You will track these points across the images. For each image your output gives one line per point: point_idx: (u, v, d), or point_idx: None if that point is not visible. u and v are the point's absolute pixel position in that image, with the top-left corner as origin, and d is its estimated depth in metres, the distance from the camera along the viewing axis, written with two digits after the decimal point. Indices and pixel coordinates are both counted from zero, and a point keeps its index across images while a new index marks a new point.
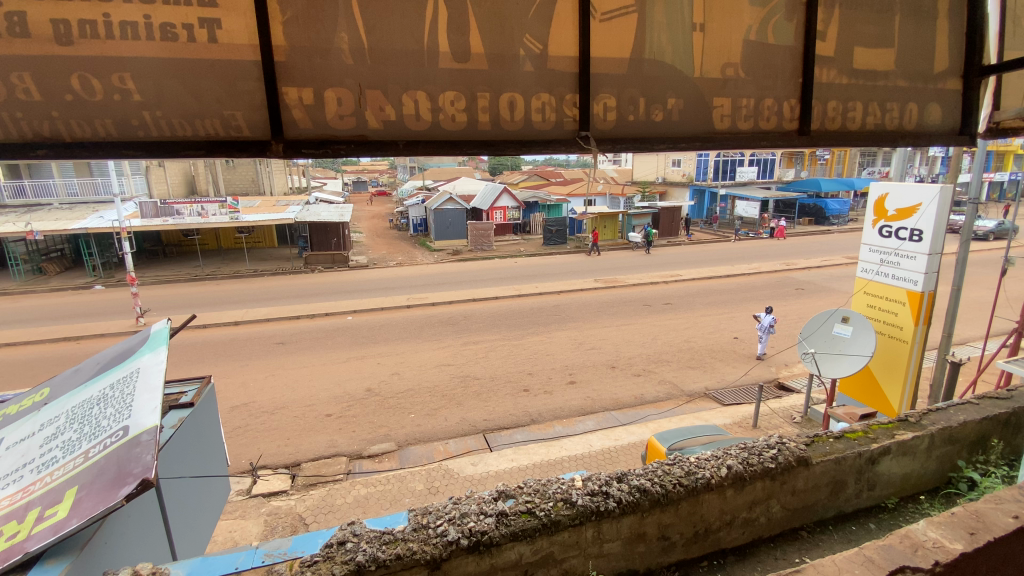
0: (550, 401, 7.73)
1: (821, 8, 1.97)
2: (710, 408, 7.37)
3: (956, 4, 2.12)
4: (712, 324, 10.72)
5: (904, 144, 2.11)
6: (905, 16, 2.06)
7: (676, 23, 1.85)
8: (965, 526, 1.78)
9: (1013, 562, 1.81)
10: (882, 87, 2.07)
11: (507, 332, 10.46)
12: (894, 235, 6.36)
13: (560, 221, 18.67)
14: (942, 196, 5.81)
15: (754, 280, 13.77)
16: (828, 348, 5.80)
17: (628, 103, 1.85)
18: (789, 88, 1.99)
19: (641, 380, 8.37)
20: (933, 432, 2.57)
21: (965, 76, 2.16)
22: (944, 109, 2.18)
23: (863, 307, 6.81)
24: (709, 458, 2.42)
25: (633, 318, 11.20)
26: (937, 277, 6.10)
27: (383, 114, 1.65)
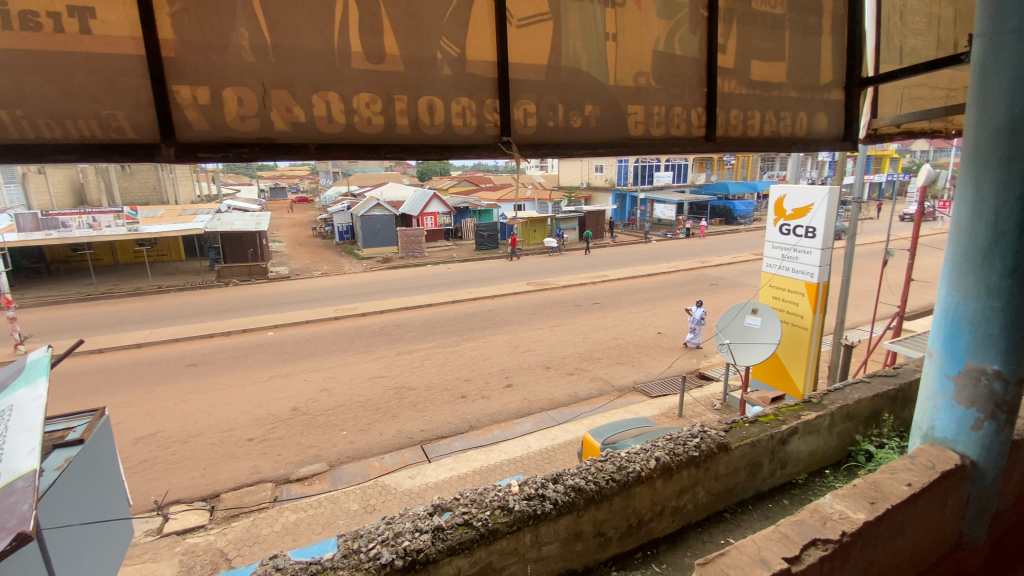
0: (487, 406, 7.70)
1: (720, 22, 2.11)
2: (640, 401, 7.70)
3: (838, 22, 2.35)
4: (639, 321, 11.21)
5: (795, 150, 2.32)
6: (794, 32, 2.26)
7: (591, 32, 1.90)
8: (866, 496, 1.95)
9: (910, 526, 2.00)
10: (776, 97, 2.26)
11: (442, 339, 10.30)
12: (792, 232, 6.99)
13: (491, 226, 18.76)
14: (830, 197, 6.46)
15: (675, 277, 14.62)
16: (740, 338, 6.25)
17: (548, 109, 1.87)
18: (696, 96, 2.11)
19: (574, 378, 8.57)
20: (833, 410, 2.82)
21: (847, 87, 2.41)
22: (830, 117, 2.40)
23: (769, 299, 7.41)
24: (639, 451, 2.51)
25: (565, 319, 11.45)
26: (829, 269, 6.80)
27: (291, 116, 1.54)
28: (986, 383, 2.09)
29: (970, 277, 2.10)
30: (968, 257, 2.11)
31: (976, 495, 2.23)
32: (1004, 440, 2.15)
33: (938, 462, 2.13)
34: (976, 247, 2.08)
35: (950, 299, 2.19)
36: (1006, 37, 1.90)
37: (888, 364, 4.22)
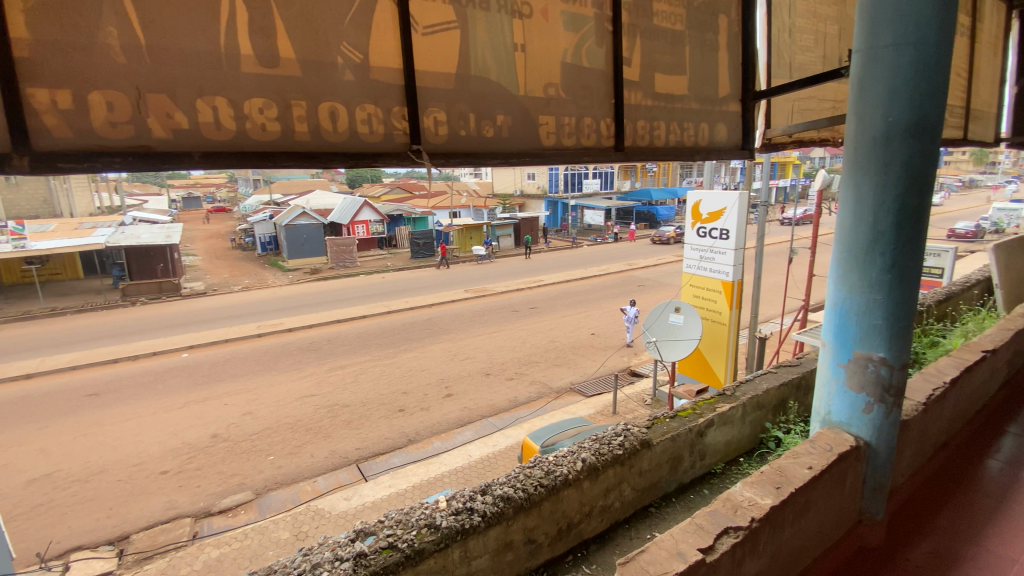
0: (426, 418, 7.54)
1: (624, 37, 2.19)
2: (577, 401, 7.85)
3: (734, 39, 2.52)
4: (574, 323, 11.47)
5: (699, 159, 2.45)
6: (693, 48, 2.39)
7: (498, 42, 1.90)
8: (772, 481, 2.03)
9: (815, 508, 2.07)
10: (679, 109, 2.39)
11: (376, 352, 9.99)
12: (708, 235, 7.44)
13: (426, 234, 18.51)
14: (740, 201, 6.98)
15: (606, 280, 15.13)
16: (666, 335, 6.55)
17: (458, 117, 1.85)
18: (604, 107, 2.18)
19: (514, 383, 8.60)
20: (744, 401, 3.00)
21: (743, 100, 2.59)
22: (728, 128, 2.57)
23: (690, 297, 7.83)
24: (566, 454, 2.54)
25: (502, 325, 11.48)
26: (741, 268, 7.30)
27: (172, 122, 1.42)
28: (874, 369, 2.18)
29: (854, 274, 2.15)
30: (851, 253, 2.16)
31: (871, 474, 2.31)
32: (893, 421, 2.25)
33: (835, 445, 2.20)
34: (858, 244, 2.13)
35: (838, 293, 2.24)
36: (880, 52, 1.95)
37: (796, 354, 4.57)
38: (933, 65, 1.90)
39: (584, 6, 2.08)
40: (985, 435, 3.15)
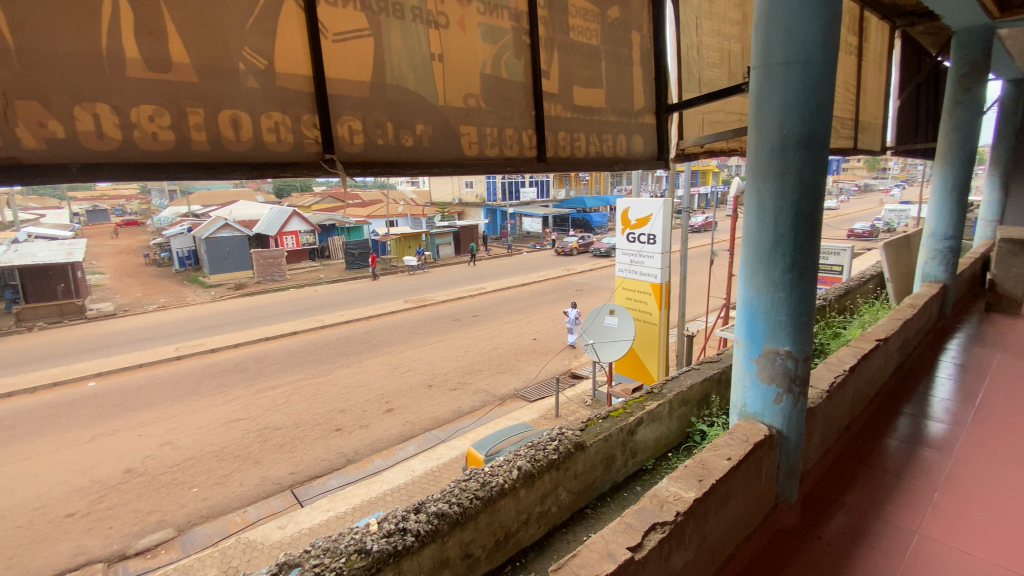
0: (365, 436, 7.27)
1: (542, 50, 2.24)
2: (520, 407, 7.87)
3: (646, 55, 2.65)
4: (515, 330, 11.53)
5: (619, 168, 2.55)
6: (609, 62, 2.49)
7: (415, 50, 1.88)
8: (695, 474, 2.11)
9: (735, 496, 2.18)
10: (597, 121, 2.47)
11: (311, 370, 9.53)
12: (637, 240, 7.79)
13: (361, 244, 17.99)
14: (665, 208, 7.36)
15: (545, 286, 15.38)
16: (602, 337, 6.75)
17: (375, 126, 1.81)
18: (525, 119, 2.22)
19: (457, 393, 8.50)
20: (671, 397, 3.13)
21: (657, 113, 2.72)
22: (645, 139, 2.70)
23: (623, 300, 8.16)
24: (501, 464, 2.53)
25: (443, 335, 11.33)
26: (669, 270, 7.68)
27: (44, 131, 1.29)
28: (781, 362, 2.34)
29: (761, 274, 2.30)
30: (757, 255, 2.31)
31: (784, 460, 2.46)
32: (800, 409, 2.43)
33: (751, 434, 2.34)
34: (763, 247, 2.29)
35: (747, 293, 2.39)
36: (774, 69, 2.11)
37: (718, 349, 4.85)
38: (821, 83, 2.08)
39: (501, 18, 2.11)
40: (882, 416, 3.48)
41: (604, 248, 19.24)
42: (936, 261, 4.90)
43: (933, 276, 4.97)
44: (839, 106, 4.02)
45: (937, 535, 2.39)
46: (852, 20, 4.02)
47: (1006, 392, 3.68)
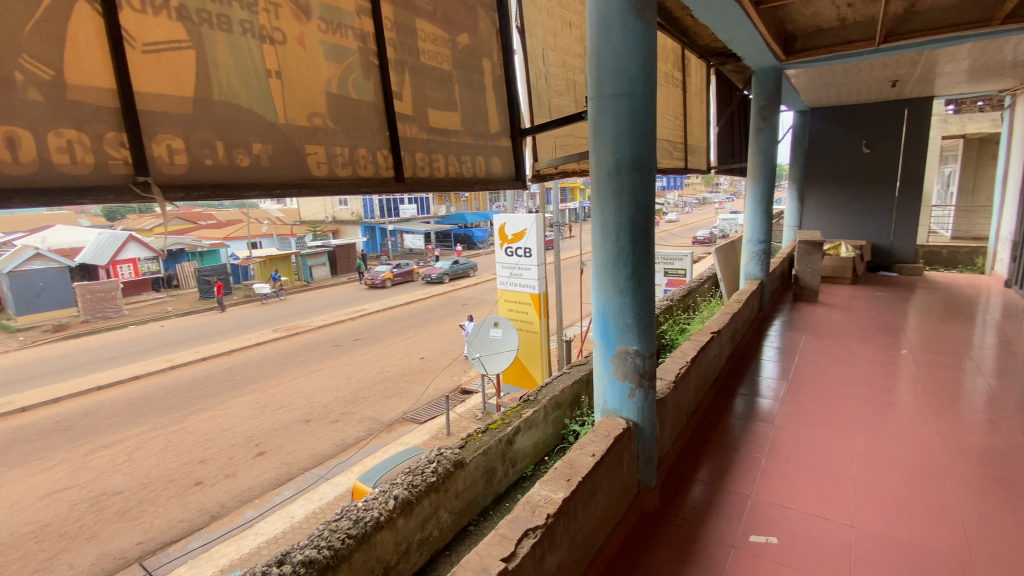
0: (233, 486, 6.49)
1: (392, 71, 2.24)
2: (411, 430, 7.62)
3: (498, 81, 2.78)
4: (400, 351, 11.22)
5: (479, 189, 2.63)
6: (461, 86, 2.56)
7: (246, 67, 1.76)
8: (564, 474, 2.22)
9: (602, 490, 2.34)
10: (454, 142, 2.53)
11: (161, 419, 8.27)
12: (515, 253, 8.08)
13: (218, 270, 16.34)
14: (537, 222, 7.75)
15: (430, 303, 15.25)
16: (488, 350, 6.79)
17: (201, 146, 1.65)
18: (379, 138, 2.20)
19: (339, 425, 7.99)
20: (545, 403, 3.26)
21: (512, 136, 2.86)
22: (502, 161, 2.82)
23: (505, 311, 8.45)
24: (377, 496, 2.41)
25: (321, 363, 10.61)
26: (545, 281, 8.10)
27: None
28: (632, 360, 2.59)
29: (609, 283, 2.53)
30: (605, 265, 2.53)
31: (643, 449, 2.70)
32: (651, 401, 2.69)
33: (611, 429, 2.53)
34: (608, 259, 2.52)
35: (599, 300, 2.60)
36: (606, 100, 2.34)
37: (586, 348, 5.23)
38: (645, 112, 2.36)
39: (346, 38, 2.06)
40: (723, 399, 4.00)
41: (435, 274, 17.64)
42: (754, 262, 5.78)
43: (752, 275, 5.83)
44: (669, 132, 4.65)
45: (765, 497, 2.79)
46: (676, 57, 4.69)
47: (812, 368, 4.45)
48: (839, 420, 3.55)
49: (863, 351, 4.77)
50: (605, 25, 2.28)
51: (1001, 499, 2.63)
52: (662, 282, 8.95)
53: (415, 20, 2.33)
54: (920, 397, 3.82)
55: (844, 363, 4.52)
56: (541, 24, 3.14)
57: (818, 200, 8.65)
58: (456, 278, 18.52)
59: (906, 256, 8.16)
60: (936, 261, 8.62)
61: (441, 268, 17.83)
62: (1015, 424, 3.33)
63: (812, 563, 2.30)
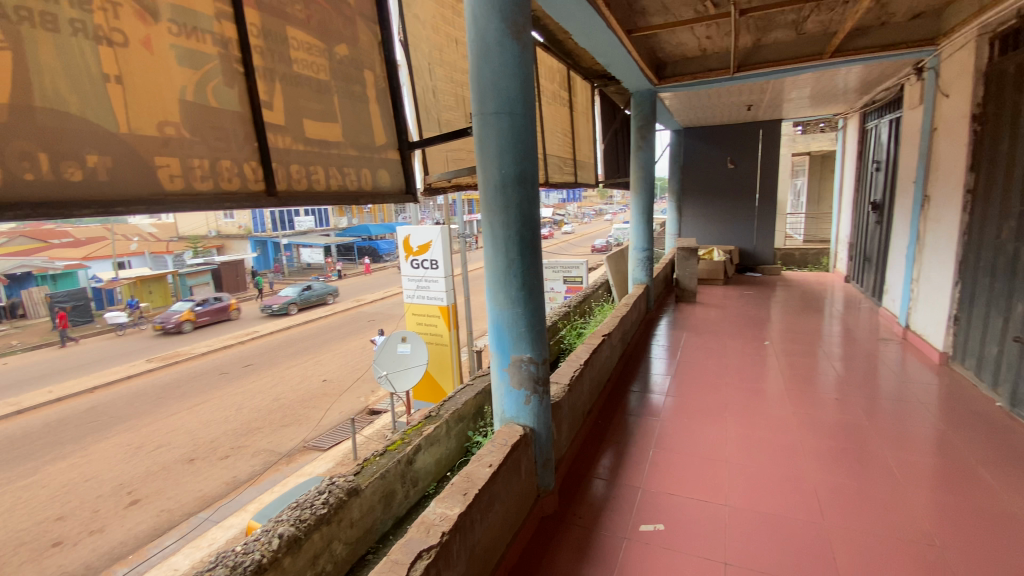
0: (101, 543, 5.65)
1: (260, 79, 2.10)
2: (313, 459, 7.12)
3: (382, 93, 2.73)
4: (300, 374, 10.55)
5: (364, 203, 2.56)
6: (341, 97, 2.47)
7: (77, 70, 1.57)
8: (460, 489, 2.18)
9: (499, 500, 2.34)
10: (335, 154, 2.43)
11: (4, 474, 7.03)
12: (421, 266, 7.97)
13: (74, 295, 14.34)
14: (443, 234, 7.69)
15: (332, 321, 14.54)
16: (396, 367, 6.54)
17: (18, 158, 1.43)
18: (246, 150, 2.06)
19: (231, 461, 7.31)
20: (446, 417, 3.22)
21: (400, 149, 2.82)
22: (390, 173, 2.77)
23: (414, 325, 8.27)
24: (259, 536, 2.23)
25: (208, 394, 9.65)
26: (453, 292, 8.08)
27: None
28: (526, 367, 2.64)
29: (500, 293, 2.57)
30: (495, 276, 2.57)
31: (540, 454, 2.76)
32: (546, 406, 2.77)
33: (509, 437, 2.56)
34: (498, 271, 2.55)
35: (493, 311, 2.63)
36: (488, 117, 2.37)
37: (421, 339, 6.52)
38: (526, 130, 2.42)
39: (204, 43, 1.91)
40: (616, 398, 4.23)
41: (276, 304, 15.02)
42: (640, 268, 6.23)
43: (639, 280, 6.28)
44: (559, 149, 5.04)
45: (653, 486, 2.99)
46: (563, 77, 5.00)
47: (692, 363, 4.88)
48: (717, 408, 3.91)
49: (734, 344, 5.32)
50: (483, 44, 2.32)
51: (846, 468, 3.04)
52: (562, 289, 9.33)
53: (285, 27, 2.20)
54: (782, 383, 4.33)
55: (719, 356, 5.01)
56: (426, 39, 3.17)
57: (695, 210, 9.57)
58: (304, 308, 16.00)
59: (767, 258, 9.26)
60: (791, 262, 9.91)
61: (282, 299, 15.22)
62: (854, 401, 3.89)
63: (694, 543, 2.49)
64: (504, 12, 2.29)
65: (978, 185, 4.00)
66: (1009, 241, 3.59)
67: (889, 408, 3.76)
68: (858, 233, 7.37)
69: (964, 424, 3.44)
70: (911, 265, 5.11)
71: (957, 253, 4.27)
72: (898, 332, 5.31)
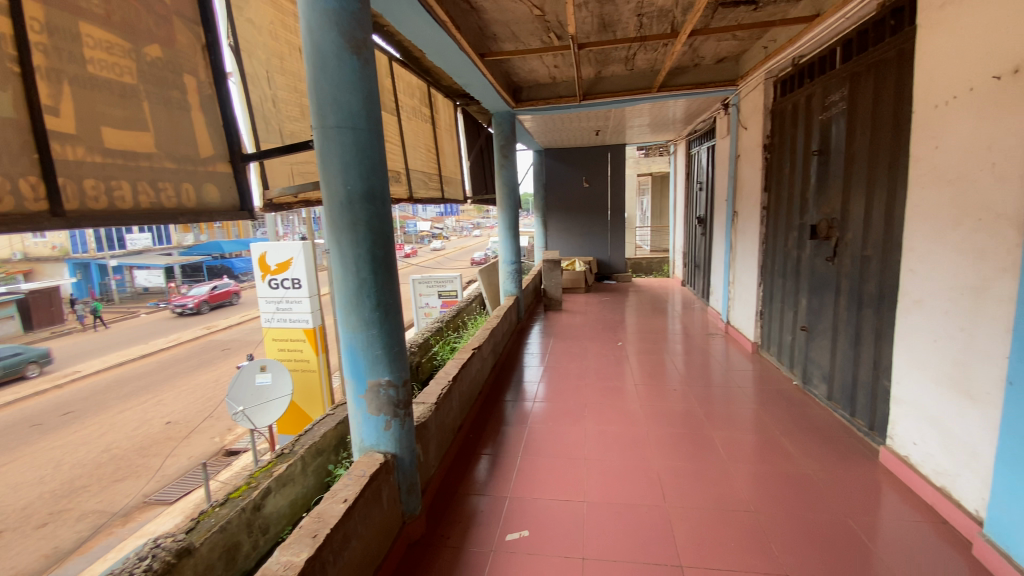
0: None
1: (42, 80, 1.75)
2: (157, 515, 6.10)
3: (208, 102, 2.48)
4: (136, 418, 9.07)
5: (185, 221, 2.29)
6: (154, 103, 2.18)
7: None
8: (310, 531, 2.01)
9: (357, 534, 2.22)
10: (146, 167, 2.12)
11: None
12: (280, 286, 7.30)
13: None
14: (305, 251, 7.14)
15: (177, 353, 12.75)
16: (255, 401, 5.86)
17: None
18: (22, 163, 1.69)
19: (44, 534, 6.00)
20: (301, 453, 2.98)
21: (231, 161, 2.58)
22: (220, 189, 2.51)
23: (275, 351, 7.58)
24: None
25: (10, 457, 7.86)
26: (319, 312, 7.57)
27: None
28: (384, 392, 2.54)
29: (353, 316, 2.44)
30: (346, 298, 2.43)
31: (402, 479, 2.66)
32: (408, 429, 2.69)
33: (368, 467, 2.44)
34: (349, 291, 2.41)
35: (346, 335, 2.49)
36: (330, 131, 2.24)
37: (246, 367, 5.75)
38: (372, 146, 2.34)
39: None
40: (487, 409, 4.29)
41: None
42: (510, 280, 6.42)
43: (510, 292, 6.47)
44: (423, 164, 5.02)
45: (521, 493, 3.07)
46: (423, 94, 5.03)
47: (557, 369, 5.15)
48: (579, 409, 4.17)
49: (594, 347, 5.75)
50: (320, 57, 2.20)
51: (685, 453, 3.42)
52: (437, 304, 9.28)
53: (77, 22, 1.87)
54: (635, 380, 4.77)
55: (581, 360, 5.36)
56: (263, 45, 2.98)
57: (558, 224, 10.19)
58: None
59: (621, 267, 10.18)
60: (641, 269, 11.06)
61: None
62: (692, 391, 4.44)
63: (555, 545, 2.60)
64: (341, 26, 2.20)
65: (771, 203, 4.85)
66: (794, 249, 4.39)
67: (719, 394, 4.35)
68: (688, 243, 8.50)
69: (771, 403, 4.10)
70: (727, 270, 6.02)
71: (759, 259, 5.11)
72: (722, 326, 6.20)
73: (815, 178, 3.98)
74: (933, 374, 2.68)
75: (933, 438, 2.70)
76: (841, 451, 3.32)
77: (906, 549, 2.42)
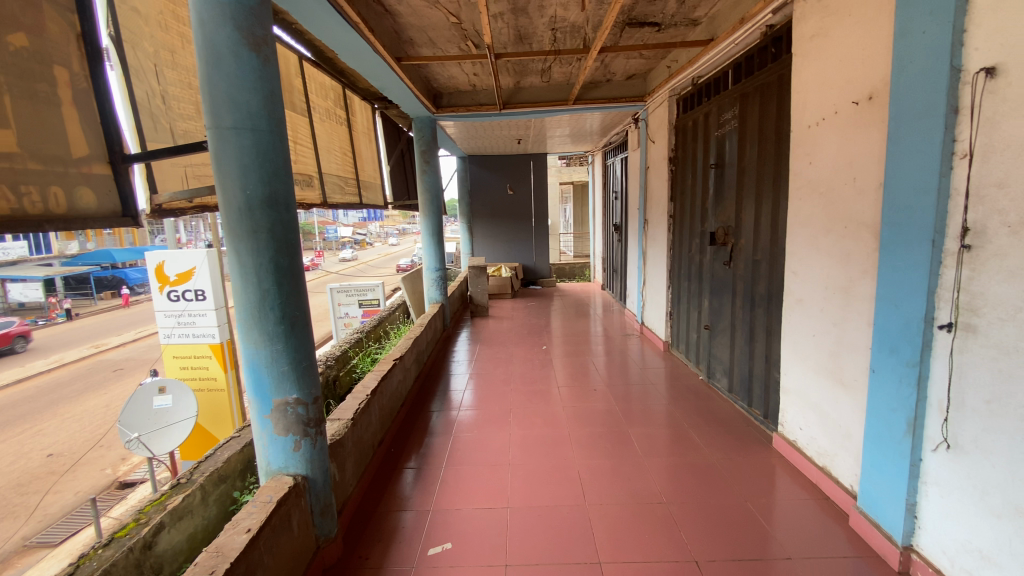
0: None
1: None
2: (39, 560, 5.31)
3: (83, 96, 2.22)
4: (8, 453, 7.88)
5: (53, 230, 2.02)
6: (17, 97, 1.91)
7: None
8: (208, 568, 1.84)
9: (264, 564, 2.07)
10: (6, 169, 1.83)
11: None
12: (181, 297, 6.64)
13: None
14: (210, 259, 6.58)
15: (59, 376, 11.23)
16: (153, 426, 5.26)
17: None
18: None
19: None
20: (201, 482, 2.75)
21: (110, 162, 2.33)
22: (96, 193, 2.24)
23: (177, 370, 6.91)
24: None
25: None
26: (227, 326, 7.02)
27: None
28: (292, 411, 2.39)
29: (254, 330, 2.28)
30: (247, 312, 2.26)
31: (315, 501, 2.52)
32: (320, 448, 2.56)
33: (276, 492, 2.29)
34: (250, 304, 2.25)
35: (248, 351, 2.32)
36: (224, 133, 2.09)
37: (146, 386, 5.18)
38: (274, 149, 2.21)
39: None
40: (410, 421, 4.18)
41: None
42: (434, 288, 6.33)
43: (434, 300, 6.38)
44: (338, 168, 4.84)
45: (444, 504, 3.03)
46: (338, 96, 4.86)
47: (482, 375, 5.15)
48: (504, 415, 4.19)
49: (519, 352, 5.83)
50: (214, 54, 2.04)
51: (604, 451, 3.55)
52: (359, 313, 8.94)
53: None
54: (559, 383, 4.87)
55: (506, 365, 5.40)
56: (149, 36, 2.74)
57: (483, 230, 10.22)
58: None
59: (545, 272, 10.38)
60: (564, 274, 11.37)
61: None
62: (612, 391, 4.62)
63: (478, 554, 2.59)
64: (237, 20, 2.06)
65: (677, 212, 5.17)
66: (697, 254, 4.71)
67: (636, 393, 4.55)
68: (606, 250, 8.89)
69: (682, 398, 4.37)
70: (641, 274, 6.34)
71: (668, 264, 5.44)
72: (638, 328, 6.52)
73: (713, 188, 4.31)
74: (813, 366, 2.98)
75: (814, 422, 3.01)
76: (742, 439, 3.61)
77: (796, 526, 2.67)
